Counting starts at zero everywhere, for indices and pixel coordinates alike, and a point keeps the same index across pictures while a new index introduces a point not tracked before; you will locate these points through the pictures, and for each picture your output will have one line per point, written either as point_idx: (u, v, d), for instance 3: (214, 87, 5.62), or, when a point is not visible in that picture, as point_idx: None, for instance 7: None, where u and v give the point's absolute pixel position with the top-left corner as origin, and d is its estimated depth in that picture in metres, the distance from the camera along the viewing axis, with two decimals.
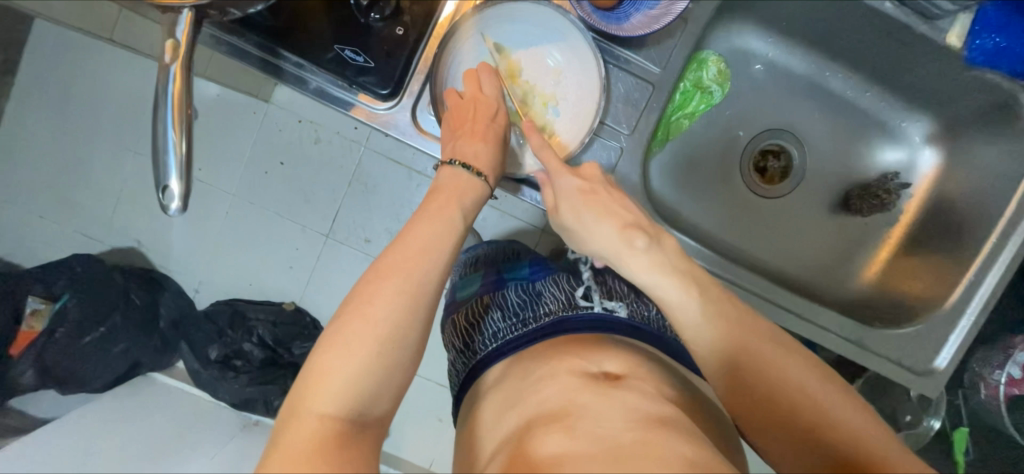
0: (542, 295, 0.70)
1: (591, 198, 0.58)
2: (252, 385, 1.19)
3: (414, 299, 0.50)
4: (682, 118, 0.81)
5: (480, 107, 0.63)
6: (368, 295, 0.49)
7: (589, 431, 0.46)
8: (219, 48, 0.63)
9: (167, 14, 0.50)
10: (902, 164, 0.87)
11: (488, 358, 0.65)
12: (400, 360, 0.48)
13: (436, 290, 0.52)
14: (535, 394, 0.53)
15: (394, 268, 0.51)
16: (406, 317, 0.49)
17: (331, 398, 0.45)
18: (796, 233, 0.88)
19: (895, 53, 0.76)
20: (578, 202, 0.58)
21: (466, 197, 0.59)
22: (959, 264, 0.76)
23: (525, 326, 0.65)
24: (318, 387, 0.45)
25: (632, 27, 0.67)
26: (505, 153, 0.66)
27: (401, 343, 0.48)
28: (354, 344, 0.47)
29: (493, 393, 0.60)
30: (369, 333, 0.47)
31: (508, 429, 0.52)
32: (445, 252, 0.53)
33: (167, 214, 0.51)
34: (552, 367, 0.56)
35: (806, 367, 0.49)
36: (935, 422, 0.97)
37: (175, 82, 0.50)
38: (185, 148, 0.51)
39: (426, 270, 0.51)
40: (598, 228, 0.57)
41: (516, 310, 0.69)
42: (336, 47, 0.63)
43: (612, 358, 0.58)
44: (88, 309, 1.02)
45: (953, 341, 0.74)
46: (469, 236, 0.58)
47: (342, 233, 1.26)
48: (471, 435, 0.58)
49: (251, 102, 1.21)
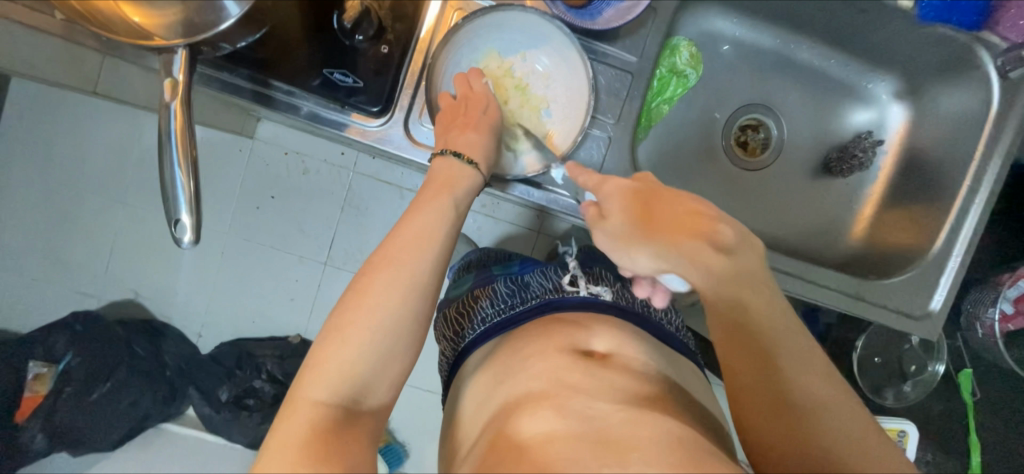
0: (529, 284, 0.70)
1: (654, 203, 0.52)
2: (267, 422, 1.20)
3: (409, 288, 0.51)
4: (662, 104, 0.84)
5: (469, 103, 0.66)
6: (364, 285, 0.51)
7: (578, 409, 0.47)
8: (210, 86, 0.64)
9: (161, 55, 0.52)
10: (873, 124, 0.91)
11: (478, 339, 0.66)
12: (398, 349, 0.50)
13: (430, 280, 0.53)
14: (523, 372, 0.54)
15: (387, 260, 0.52)
16: (400, 310, 0.50)
17: (327, 385, 0.46)
18: (783, 202, 0.92)
19: (852, 18, 0.80)
20: (635, 208, 0.52)
21: (456, 189, 0.60)
22: (939, 209, 0.80)
23: (514, 308, 0.66)
24: (315, 376, 0.47)
25: (606, 21, 0.70)
26: (499, 145, 0.67)
27: (397, 334, 0.49)
28: (349, 334, 0.48)
29: (481, 373, 0.60)
30: (364, 323, 0.49)
31: (493, 409, 0.53)
32: (436, 243, 0.54)
33: (180, 247, 0.52)
34: (544, 344, 0.58)
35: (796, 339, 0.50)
36: (940, 366, 1.01)
37: (176, 119, 0.51)
38: (193, 184, 0.52)
39: (418, 260, 0.52)
40: (664, 231, 0.50)
41: (504, 299, 0.68)
42: (325, 71, 0.65)
43: (601, 338, 0.60)
44: (93, 367, 1.04)
45: (945, 283, 0.77)
46: (460, 227, 0.58)
47: (340, 259, 1.27)
48: (457, 423, 0.59)
49: (235, 139, 1.22)
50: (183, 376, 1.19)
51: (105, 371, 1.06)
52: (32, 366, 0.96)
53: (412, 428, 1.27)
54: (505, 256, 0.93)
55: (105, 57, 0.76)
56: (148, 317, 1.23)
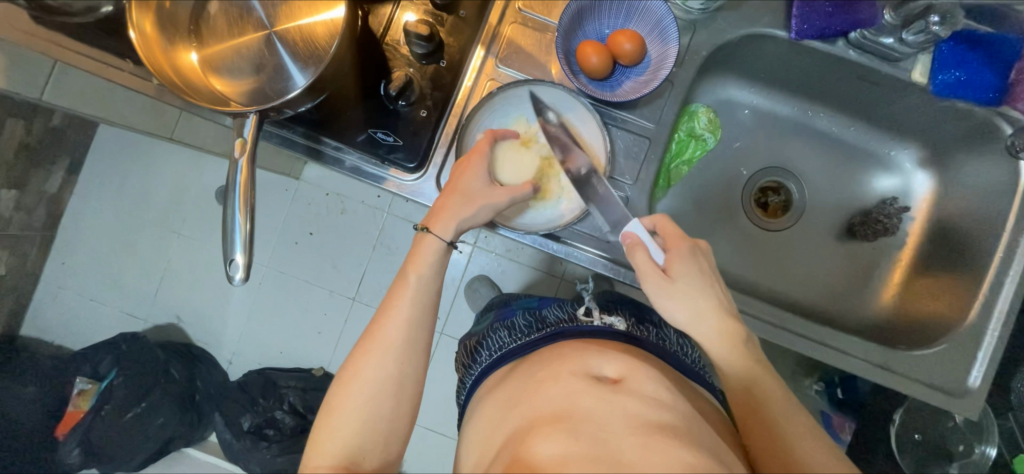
0: (546, 317, 0.73)
1: (710, 283, 0.61)
2: (283, 454, 1.22)
3: (385, 355, 0.58)
4: (681, 165, 0.88)
5: (457, 167, 0.68)
6: (351, 362, 0.59)
7: (591, 433, 0.48)
8: (271, 139, 0.74)
9: (236, 118, 0.60)
10: (898, 190, 0.91)
11: (492, 365, 0.69)
12: (383, 408, 0.56)
13: (405, 340, 0.59)
14: (538, 396, 0.55)
15: (367, 335, 0.60)
16: (380, 373, 0.57)
17: (328, 452, 0.54)
18: (806, 264, 0.92)
19: (869, 91, 0.83)
20: (693, 277, 0.61)
21: (422, 258, 0.63)
22: (971, 280, 0.78)
23: (529, 335, 0.69)
24: (317, 446, 0.55)
25: (625, 93, 0.76)
26: (480, 206, 0.65)
27: (381, 394, 0.57)
28: (339, 408, 0.56)
29: (500, 392, 0.61)
30: (353, 394, 0.56)
31: (507, 432, 0.53)
32: (406, 307, 0.61)
33: (232, 284, 0.58)
34: (557, 369, 0.58)
35: (793, 412, 0.57)
36: (991, 449, 0.93)
37: (242, 173, 0.59)
38: (249, 227, 0.59)
39: (390, 328, 0.59)
40: (713, 309, 0.60)
41: (522, 328, 0.72)
42: (370, 130, 0.72)
43: (612, 362, 0.59)
44: (131, 386, 1.14)
45: (983, 358, 0.74)
46: (440, 285, 0.64)
47: (367, 295, 1.33)
48: (471, 441, 0.59)
49: (283, 181, 1.33)
50: (211, 399, 1.26)
51: (141, 391, 1.15)
52: (79, 383, 1.14)
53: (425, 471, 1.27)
54: (529, 296, 0.94)
55: (183, 111, 0.88)
56: (186, 342, 1.30)
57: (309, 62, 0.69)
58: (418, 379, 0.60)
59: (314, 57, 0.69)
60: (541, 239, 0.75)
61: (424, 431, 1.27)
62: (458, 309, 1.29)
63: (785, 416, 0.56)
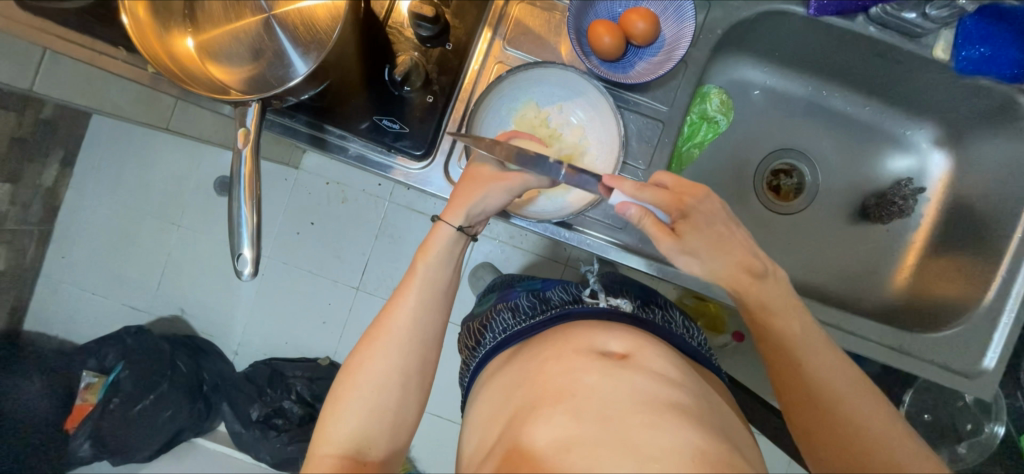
0: (550, 298, 0.71)
1: (721, 244, 0.57)
2: (293, 443, 1.22)
3: (391, 342, 0.57)
4: (692, 148, 0.85)
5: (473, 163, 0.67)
6: (358, 351, 0.58)
7: (596, 412, 0.48)
8: (272, 128, 0.71)
9: (236, 107, 0.57)
10: (913, 170, 0.90)
11: (497, 347, 0.67)
12: (389, 397, 0.55)
13: (412, 327, 0.58)
14: (542, 375, 0.54)
15: (374, 324, 0.59)
16: (387, 361, 0.56)
17: (334, 441, 0.53)
18: (817, 247, 0.91)
19: (887, 69, 0.80)
20: (699, 242, 0.56)
21: (432, 249, 0.62)
22: (988, 261, 0.77)
23: (532, 318, 0.67)
24: (323, 435, 0.54)
25: (638, 74, 0.74)
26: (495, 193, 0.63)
27: (386, 383, 0.56)
28: (345, 396, 0.55)
29: (504, 372, 0.61)
30: (359, 381, 0.56)
31: (511, 413, 0.53)
32: (411, 296, 0.60)
33: (241, 279, 0.57)
34: (561, 348, 0.57)
35: (818, 344, 0.55)
36: (998, 428, 0.94)
37: (245, 164, 0.57)
38: (256, 220, 0.58)
39: (396, 316, 0.59)
40: (721, 269, 0.57)
41: (525, 309, 0.71)
42: (374, 118, 0.70)
43: (617, 340, 0.58)
44: (138, 379, 1.14)
45: (999, 340, 0.74)
46: (457, 276, 0.64)
47: (372, 285, 1.32)
48: (475, 422, 0.58)
49: (283, 170, 1.30)
50: (218, 391, 1.26)
51: (148, 384, 1.14)
52: (86, 376, 1.15)
53: (434, 457, 1.28)
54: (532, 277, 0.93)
55: (178, 100, 0.85)
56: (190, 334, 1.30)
57: (310, 47, 0.66)
58: (427, 367, 0.59)
59: (315, 42, 0.66)
60: (552, 227, 0.73)
61: (433, 418, 1.28)
62: (463, 297, 1.29)
63: (813, 355, 0.55)
